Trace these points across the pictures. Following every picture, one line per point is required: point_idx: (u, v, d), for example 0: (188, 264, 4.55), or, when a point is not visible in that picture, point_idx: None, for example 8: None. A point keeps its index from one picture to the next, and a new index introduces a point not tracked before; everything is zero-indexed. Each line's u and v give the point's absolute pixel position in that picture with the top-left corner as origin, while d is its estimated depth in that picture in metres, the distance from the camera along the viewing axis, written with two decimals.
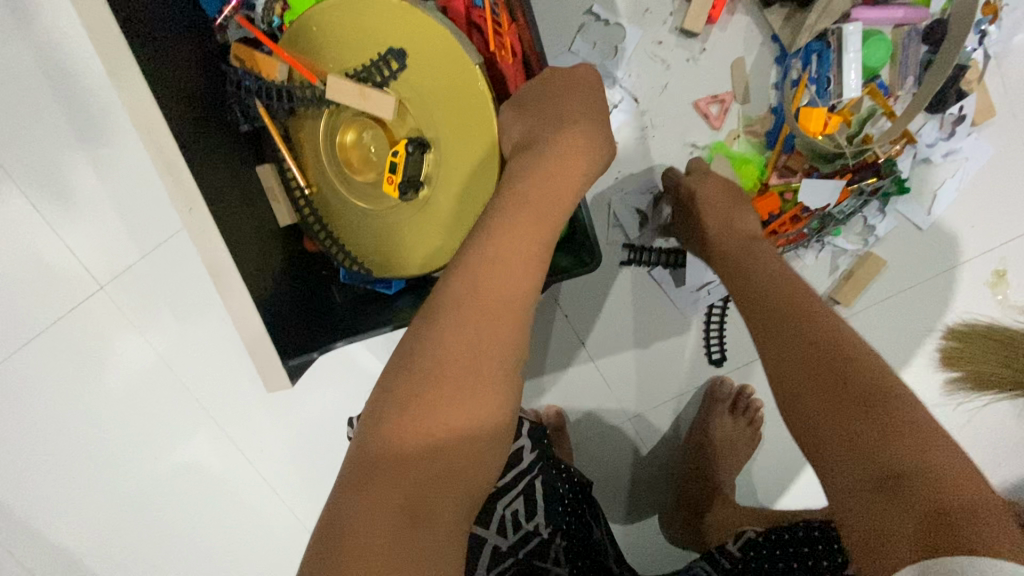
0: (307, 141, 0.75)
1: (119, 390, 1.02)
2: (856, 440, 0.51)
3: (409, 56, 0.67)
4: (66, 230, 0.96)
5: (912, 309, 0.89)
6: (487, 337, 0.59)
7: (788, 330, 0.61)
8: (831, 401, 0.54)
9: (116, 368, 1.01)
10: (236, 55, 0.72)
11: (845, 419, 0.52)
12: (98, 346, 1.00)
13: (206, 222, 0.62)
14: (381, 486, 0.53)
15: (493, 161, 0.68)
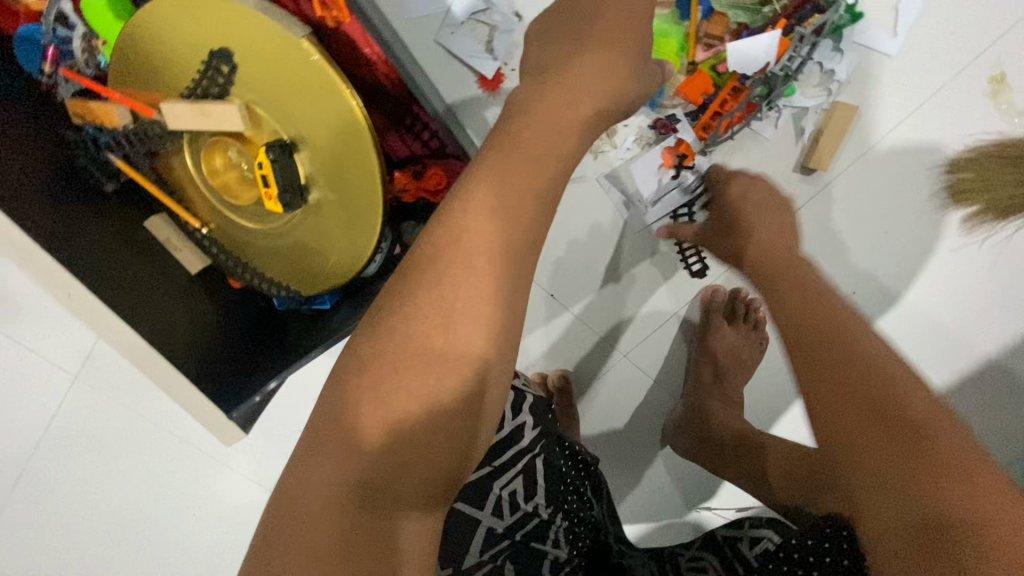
0: (182, 179, 0.69)
1: (110, 480, 0.96)
2: (904, 497, 0.42)
3: (234, 54, 0.59)
4: (19, 332, 0.93)
5: (906, 149, 0.77)
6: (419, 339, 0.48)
7: (816, 357, 0.49)
8: (879, 451, 0.44)
9: (104, 458, 0.96)
10: (76, 113, 0.66)
11: (884, 469, 0.43)
12: (82, 440, 0.96)
13: (88, 302, 0.58)
14: (314, 483, 0.42)
15: (364, 138, 0.60)
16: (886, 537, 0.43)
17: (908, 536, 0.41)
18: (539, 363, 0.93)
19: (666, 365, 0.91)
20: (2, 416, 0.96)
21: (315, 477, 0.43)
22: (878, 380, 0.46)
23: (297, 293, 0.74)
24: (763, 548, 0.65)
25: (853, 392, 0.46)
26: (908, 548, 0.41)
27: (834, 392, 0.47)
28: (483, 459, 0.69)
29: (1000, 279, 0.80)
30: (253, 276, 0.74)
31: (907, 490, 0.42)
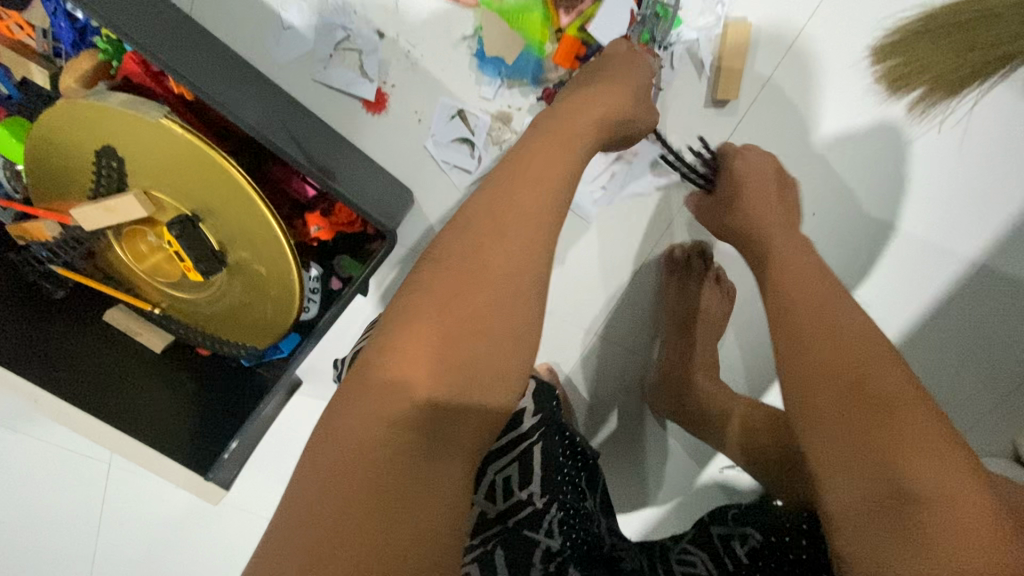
0: (123, 270, 0.74)
1: (164, 546, 1.04)
2: (867, 469, 0.40)
3: (116, 148, 0.63)
4: (52, 436, 1.03)
5: (827, 42, 0.72)
6: None
7: (804, 327, 0.48)
8: (847, 422, 0.42)
9: (152, 528, 1.04)
10: (16, 235, 0.72)
11: (844, 440, 0.41)
12: (130, 516, 1.04)
13: (59, 403, 0.64)
14: (351, 436, 0.40)
15: (249, 194, 0.62)
16: (837, 513, 0.41)
17: (863, 512, 0.39)
18: None
19: (640, 332, 0.88)
20: (59, 507, 1.05)
21: (354, 426, 0.41)
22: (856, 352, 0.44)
23: (253, 348, 0.78)
24: (750, 545, 0.64)
25: (834, 367, 0.44)
26: (860, 524, 0.39)
27: (809, 361, 0.46)
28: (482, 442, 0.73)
29: (970, 158, 0.73)
30: (212, 342, 0.78)
31: (862, 461, 0.40)
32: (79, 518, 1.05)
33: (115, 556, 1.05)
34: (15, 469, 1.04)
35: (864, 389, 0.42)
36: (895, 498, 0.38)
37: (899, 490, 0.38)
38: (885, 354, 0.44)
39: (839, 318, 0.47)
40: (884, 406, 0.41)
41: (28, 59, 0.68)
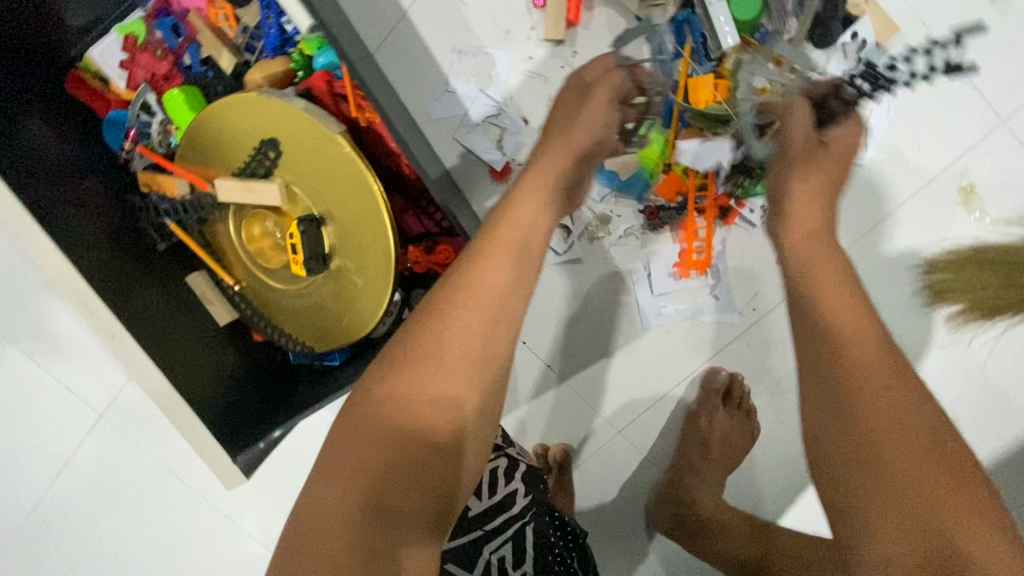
0: (224, 242, 0.79)
1: (130, 509, 1.04)
2: (915, 520, 0.41)
3: (280, 141, 0.70)
4: (54, 371, 1.02)
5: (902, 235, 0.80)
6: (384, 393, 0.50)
7: (864, 382, 0.46)
8: (903, 471, 0.43)
9: (124, 489, 1.03)
10: (144, 182, 0.78)
11: (892, 491, 0.42)
12: (102, 474, 1.03)
13: (128, 347, 0.66)
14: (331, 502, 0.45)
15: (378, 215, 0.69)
16: (878, 561, 0.42)
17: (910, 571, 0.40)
18: (535, 434, 0.94)
19: (659, 443, 0.92)
20: (35, 441, 1.03)
21: (320, 497, 0.45)
22: (902, 402, 0.45)
23: (310, 349, 0.80)
24: None
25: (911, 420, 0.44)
26: (902, 572, 0.41)
27: (857, 408, 0.45)
28: (475, 522, 0.74)
29: (990, 374, 0.82)
30: (272, 331, 0.81)
31: (920, 511, 0.41)
32: (44, 459, 1.03)
33: (66, 510, 1.04)
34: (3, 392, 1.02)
35: (926, 439, 0.43)
36: (944, 550, 0.40)
37: (954, 552, 0.40)
38: (936, 419, 0.45)
39: (883, 362, 0.47)
40: (944, 454, 0.43)
41: (222, 45, 0.76)
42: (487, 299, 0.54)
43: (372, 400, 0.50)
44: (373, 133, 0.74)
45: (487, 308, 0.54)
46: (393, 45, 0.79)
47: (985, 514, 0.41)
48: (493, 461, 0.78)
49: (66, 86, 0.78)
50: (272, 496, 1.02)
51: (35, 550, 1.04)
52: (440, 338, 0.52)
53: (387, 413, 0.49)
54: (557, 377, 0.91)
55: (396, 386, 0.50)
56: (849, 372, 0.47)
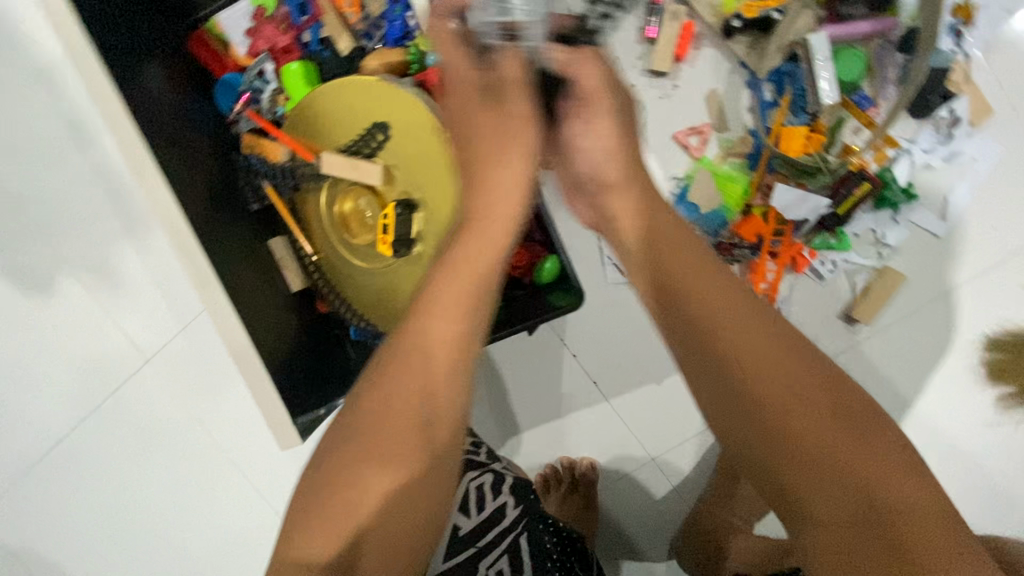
0: (312, 212, 0.81)
1: (177, 449, 1.13)
2: (834, 483, 0.45)
3: (391, 126, 0.73)
4: (117, 312, 1.09)
5: (967, 309, 0.81)
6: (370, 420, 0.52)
7: (773, 374, 0.48)
8: (816, 446, 0.46)
9: (173, 429, 1.12)
10: (246, 144, 0.81)
11: (809, 465, 0.46)
12: (153, 413, 1.11)
13: (219, 296, 0.69)
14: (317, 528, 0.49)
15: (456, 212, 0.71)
16: (817, 524, 0.45)
17: (842, 523, 0.44)
18: (566, 447, 0.95)
19: (689, 474, 0.94)
20: (95, 374, 1.11)
21: (311, 552, 0.49)
22: (788, 375, 0.48)
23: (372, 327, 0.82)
24: None
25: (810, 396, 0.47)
26: (839, 535, 0.44)
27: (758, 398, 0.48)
28: (469, 539, 0.74)
29: None
30: (340, 304, 0.83)
31: (838, 472, 0.45)
32: (100, 393, 1.12)
33: (106, 442, 1.13)
34: (72, 324, 1.10)
35: (828, 406, 0.47)
36: (865, 509, 0.44)
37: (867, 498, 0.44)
38: (829, 376, 0.49)
39: (782, 343, 0.50)
40: (844, 410, 0.47)
41: (344, 28, 0.80)
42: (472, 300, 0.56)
43: (347, 426, 0.52)
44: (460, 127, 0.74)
45: (458, 304, 0.56)
46: None
47: (889, 456, 0.45)
48: (479, 476, 0.78)
49: (188, 48, 0.83)
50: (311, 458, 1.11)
51: (87, 472, 1.14)
52: (424, 347, 0.54)
53: (365, 441, 0.51)
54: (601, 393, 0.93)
55: (378, 414, 0.52)
56: (741, 380, 0.49)
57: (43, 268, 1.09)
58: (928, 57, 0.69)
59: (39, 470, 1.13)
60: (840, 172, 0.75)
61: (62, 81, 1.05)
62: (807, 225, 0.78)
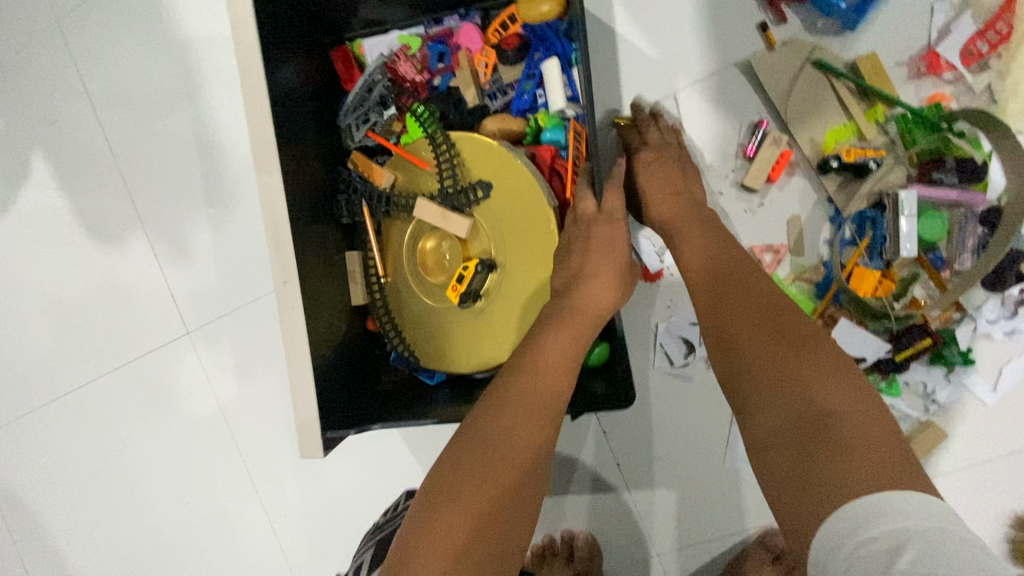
0: (394, 239, 0.85)
1: (184, 421, 1.13)
2: (778, 381, 0.51)
3: (494, 188, 0.78)
4: (175, 278, 1.13)
5: (1000, 484, 0.81)
6: (511, 417, 0.59)
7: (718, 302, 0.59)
8: (767, 359, 0.52)
9: (188, 402, 1.13)
10: (353, 161, 0.86)
11: (757, 373, 0.52)
12: (174, 381, 1.13)
13: (295, 295, 0.72)
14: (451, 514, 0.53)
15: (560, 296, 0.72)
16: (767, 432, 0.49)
17: (787, 424, 0.48)
18: (569, 519, 0.94)
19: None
20: (133, 329, 1.15)
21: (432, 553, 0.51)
22: (754, 298, 0.58)
23: (416, 360, 0.84)
24: None
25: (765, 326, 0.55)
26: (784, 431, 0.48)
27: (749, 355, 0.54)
28: None
29: None
30: (391, 329, 0.85)
31: (777, 375, 0.51)
32: (132, 349, 1.15)
33: (124, 399, 1.15)
34: (129, 279, 1.15)
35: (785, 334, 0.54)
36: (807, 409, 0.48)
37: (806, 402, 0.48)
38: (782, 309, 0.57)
39: (742, 283, 0.60)
40: (797, 339, 0.53)
41: (475, 85, 0.86)
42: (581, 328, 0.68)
43: (489, 417, 0.60)
44: (594, 227, 0.73)
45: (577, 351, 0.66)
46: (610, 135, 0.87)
47: (828, 363, 0.50)
48: None
49: (330, 57, 0.90)
50: (311, 465, 1.09)
51: (96, 422, 1.16)
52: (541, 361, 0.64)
53: (502, 429, 0.58)
54: (620, 476, 0.92)
55: (509, 409, 0.60)
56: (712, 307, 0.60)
57: (119, 223, 1.15)
58: (1010, 238, 0.72)
59: (57, 406, 1.17)
60: (903, 322, 0.78)
61: (188, 55, 1.11)
62: (863, 362, 0.79)
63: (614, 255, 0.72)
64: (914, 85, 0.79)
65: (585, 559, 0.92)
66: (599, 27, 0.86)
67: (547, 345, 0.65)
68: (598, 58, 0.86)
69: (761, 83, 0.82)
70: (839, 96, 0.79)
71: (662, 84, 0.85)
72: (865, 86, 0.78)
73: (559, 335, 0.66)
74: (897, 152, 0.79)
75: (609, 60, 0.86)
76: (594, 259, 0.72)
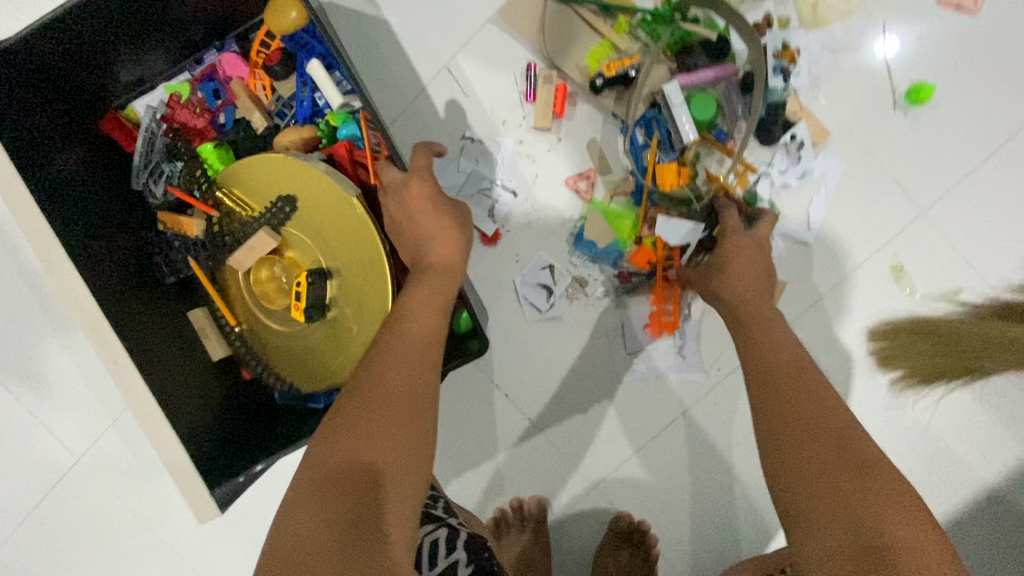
0: (230, 282, 0.82)
1: (109, 550, 1.07)
2: (827, 497, 0.50)
3: (298, 199, 0.77)
4: (42, 412, 1.04)
5: (852, 307, 0.89)
6: (402, 338, 0.63)
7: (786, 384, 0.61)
8: (825, 474, 0.51)
9: (105, 527, 1.06)
10: (162, 221, 0.84)
11: (812, 487, 0.51)
12: (82, 513, 1.06)
13: (129, 370, 0.68)
14: (349, 414, 0.57)
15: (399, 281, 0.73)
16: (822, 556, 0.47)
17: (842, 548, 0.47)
18: (511, 489, 0.96)
19: (636, 500, 0.95)
20: (18, 479, 1.06)
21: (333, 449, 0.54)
22: (819, 408, 0.58)
23: (295, 389, 0.83)
24: None
25: (826, 436, 0.54)
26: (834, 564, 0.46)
27: (786, 433, 0.56)
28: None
29: (936, 437, 0.89)
30: (261, 369, 0.83)
31: (837, 494, 0.50)
32: (25, 499, 1.06)
33: (35, 554, 1.07)
34: None
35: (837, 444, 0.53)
36: (865, 538, 0.47)
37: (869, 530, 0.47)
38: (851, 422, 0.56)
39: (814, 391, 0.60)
40: (853, 453, 0.53)
41: (256, 108, 0.85)
42: (450, 259, 0.71)
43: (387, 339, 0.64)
44: (402, 193, 0.72)
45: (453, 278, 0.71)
46: (407, 119, 0.90)
47: (887, 483, 0.50)
48: (433, 530, 0.74)
49: (99, 126, 0.85)
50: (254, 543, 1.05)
51: None
52: (427, 283, 0.69)
53: (393, 346, 0.63)
54: (536, 429, 0.95)
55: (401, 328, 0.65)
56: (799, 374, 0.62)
57: None
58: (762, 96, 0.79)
59: None
60: (708, 200, 0.85)
61: None
62: (689, 249, 0.86)
63: (431, 219, 0.71)
64: None
65: (537, 519, 0.94)
66: (360, 21, 0.89)
67: (432, 283, 0.69)
68: (370, 51, 0.89)
69: (517, 31, 0.88)
70: (583, 18, 0.86)
71: (437, 57, 0.89)
72: (603, 4, 0.85)
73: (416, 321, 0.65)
74: (651, 52, 0.85)
75: (381, 49, 0.89)
76: (416, 231, 0.72)
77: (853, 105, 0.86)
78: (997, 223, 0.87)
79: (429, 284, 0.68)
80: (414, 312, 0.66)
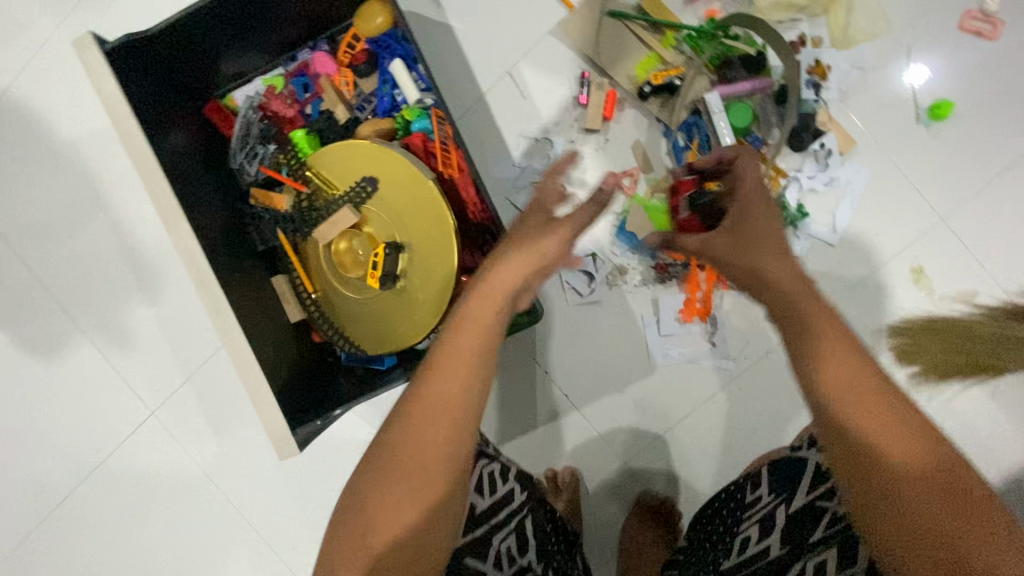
0: (311, 252, 0.93)
1: (174, 500, 1.16)
2: (930, 541, 0.48)
3: (378, 180, 0.88)
4: (125, 368, 1.15)
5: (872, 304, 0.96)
6: (454, 354, 0.57)
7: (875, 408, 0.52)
8: (926, 519, 0.48)
9: (171, 479, 1.16)
10: (253, 195, 0.95)
11: (913, 531, 0.48)
12: (153, 464, 1.16)
13: (229, 321, 0.78)
14: (400, 446, 0.55)
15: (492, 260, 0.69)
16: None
17: None
18: (546, 460, 1.03)
19: (663, 475, 1.02)
20: (97, 430, 1.16)
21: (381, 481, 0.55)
22: (907, 430, 0.51)
23: (361, 351, 0.92)
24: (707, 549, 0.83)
25: (931, 479, 0.49)
26: None
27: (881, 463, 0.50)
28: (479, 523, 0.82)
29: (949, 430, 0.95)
30: (332, 332, 0.94)
31: (940, 539, 0.47)
32: (102, 448, 1.16)
33: (108, 500, 1.17)
34: (79, 383, 1.16)
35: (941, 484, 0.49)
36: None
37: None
38: (946, 452, 0.50)
39: (903, 416, 0.52)
40: (957, 495, 0.48)
41: (341, 102, 0.97)
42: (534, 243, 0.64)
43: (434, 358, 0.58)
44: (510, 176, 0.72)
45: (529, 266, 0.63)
46: (470, 117, 1.00)
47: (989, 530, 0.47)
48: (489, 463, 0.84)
49: (205, 113, 0.98)
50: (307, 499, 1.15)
51: (88, 529, 1.17)
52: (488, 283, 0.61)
53: (444, 364, 0.57)
54: (572, 404, 1.02)
55: (456, 337, 0.58)
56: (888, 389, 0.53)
57: (51, 332, 1.15)
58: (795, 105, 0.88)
59: (45, 525, 1.17)
60: None
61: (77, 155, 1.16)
62: None
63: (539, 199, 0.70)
64: (691, 10, 0.97)
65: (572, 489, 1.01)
66: (434, 29, 1.00)
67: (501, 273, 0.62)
68: (441, 56, 1.00)
69: (573, 42, 0.98)
70: (634, 33, 0.96)
71: (500, 63, 1.00)
72: (653, 20, 0.95)
73: (480, 314, 0.59)
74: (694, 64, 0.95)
75: (451, 54, 1.00)
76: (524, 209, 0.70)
77: (878, 119, 0.94)
78: (1010, 232, 0.94)
79: (494, 279, 0.61)
80: (471, 310, 0.60)
